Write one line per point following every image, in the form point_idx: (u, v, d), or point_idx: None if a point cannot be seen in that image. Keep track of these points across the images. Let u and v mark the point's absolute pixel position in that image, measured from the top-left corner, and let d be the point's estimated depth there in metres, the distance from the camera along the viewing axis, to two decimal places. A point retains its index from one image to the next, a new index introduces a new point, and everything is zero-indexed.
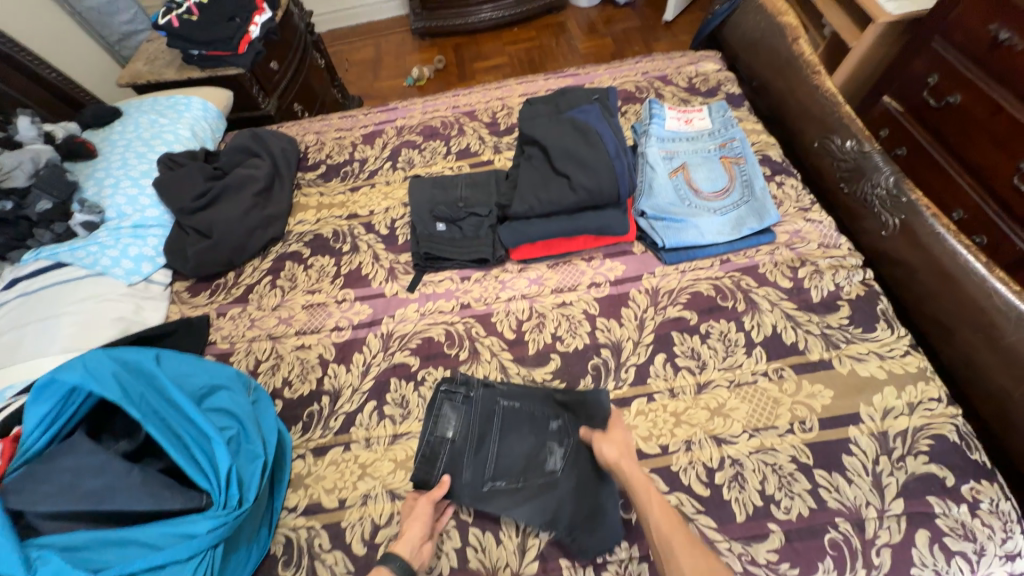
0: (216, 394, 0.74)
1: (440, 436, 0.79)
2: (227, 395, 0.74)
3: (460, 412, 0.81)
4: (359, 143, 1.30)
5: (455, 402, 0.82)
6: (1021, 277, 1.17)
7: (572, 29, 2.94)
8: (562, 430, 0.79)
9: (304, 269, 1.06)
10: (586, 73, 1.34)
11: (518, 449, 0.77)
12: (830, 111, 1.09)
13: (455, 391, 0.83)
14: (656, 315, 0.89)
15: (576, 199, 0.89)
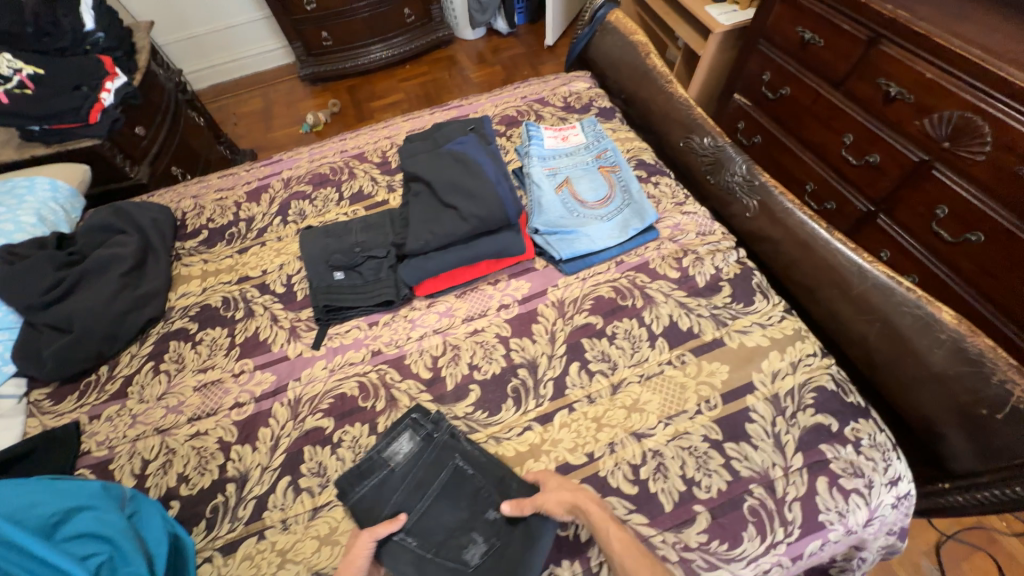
0: (77, 518, 0.63)
1: (387, 461, 0.78)
2: (92, 515, 0.63)
3: (417, 446, 0.80)
4: (244, 201, 1.23)
5: (417, 434, 0.81)
6: (865, 232, 1.37)
7: (463, 60, 3.05)
8: (501, 501, 0.73)
9: (193, 346, 0.97)
10: (469, 103, 1.39)
11: (447, 513, 0.73)
12: (686, 114, 1.22)
13: (422, 424, 0.82)
14: (565, 325, 0.92)
15: (468, 228, 0.90)
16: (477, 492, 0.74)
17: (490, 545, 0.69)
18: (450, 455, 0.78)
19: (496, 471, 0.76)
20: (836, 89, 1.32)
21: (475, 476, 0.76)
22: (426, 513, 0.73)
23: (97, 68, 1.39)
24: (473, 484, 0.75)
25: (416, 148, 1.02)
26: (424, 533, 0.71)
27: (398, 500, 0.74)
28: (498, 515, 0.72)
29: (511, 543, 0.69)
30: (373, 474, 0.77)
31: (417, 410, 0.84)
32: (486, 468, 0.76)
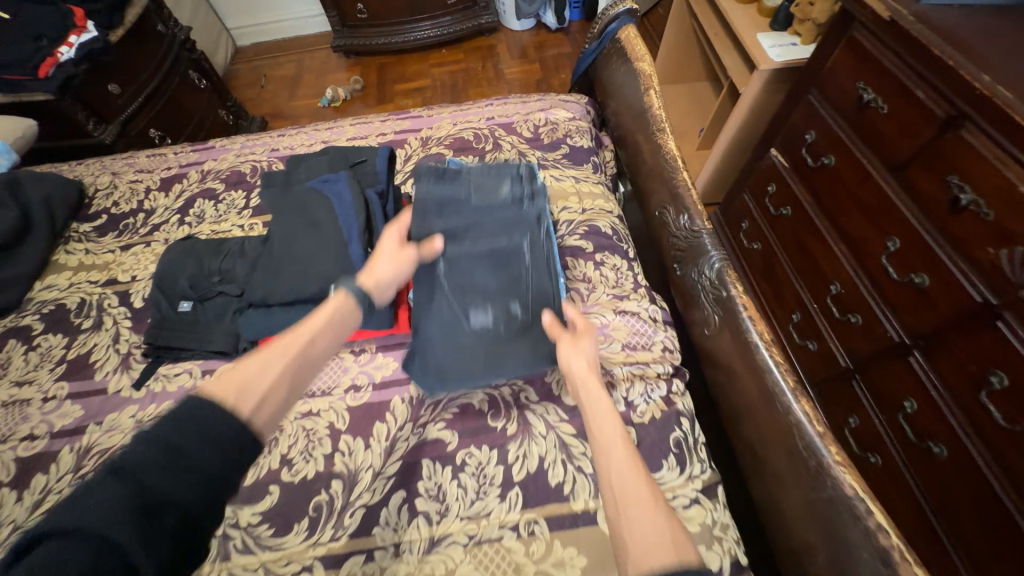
0: None
1: (466, 180, 0.83)
2: None
3: (501, 203, 0.81)
4: (155, 189, 1.12)
5: (513, 198, 0.81)
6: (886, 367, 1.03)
7: (503, 52, 2.82)
8: (525, 306, 0.75)
9: (25, 352, 0.87)
10: (427, 116, 1.19)
11: (484, 269, 0.76)
12: (670, 177, 0.96)
13: (522, 195, 0.82)
14: (412, 435, 0.72)
15: (316, 289, 0.73)
16: (518, 279, 0.76)
17: (495, 327, 0.74)
18: (523, 235, 0.79)
19: (546, 282, 0.77)
20: (892, 174, 0.98)
21: (526, 265, 0.77)
22: (468, 260, 0.77)
23: (66, 21, 1.33)
24: (522, 267, 0.77)
25: (275, 181, 0.86)
26: (450, 267, 0.76)
27: (450, 220, 0.79)
28: (517, 313, 0.74)
29: (507, 338, 0.73)
30: (448, 178, 0.83)
31: (533, 198, 0.82)
32: (542, 274, 0.77)
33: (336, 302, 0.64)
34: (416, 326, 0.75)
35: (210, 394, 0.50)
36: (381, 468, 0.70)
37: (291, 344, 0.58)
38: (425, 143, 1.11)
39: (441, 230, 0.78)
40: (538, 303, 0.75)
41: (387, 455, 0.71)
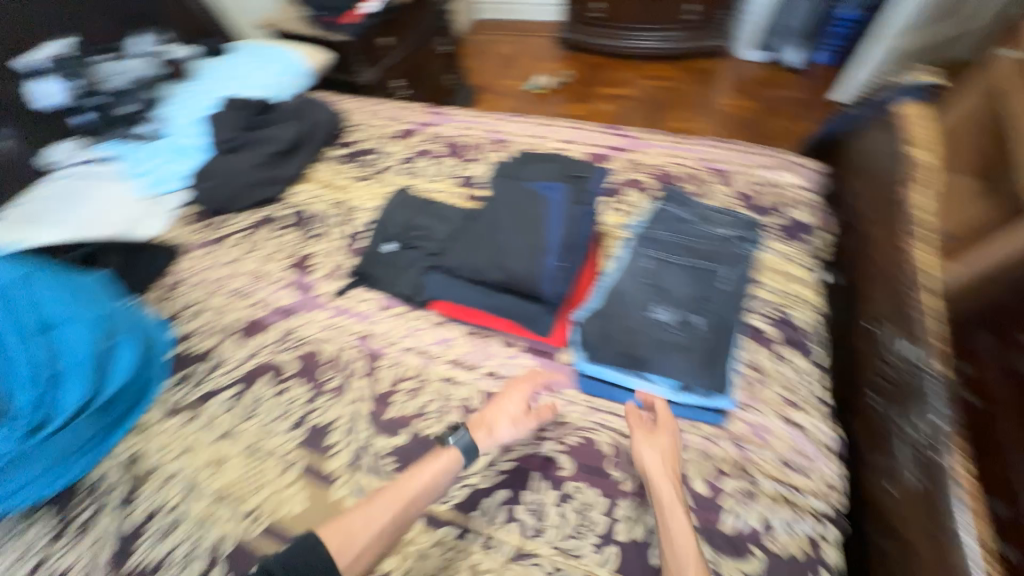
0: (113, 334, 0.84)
1: (695, 210, 0.91)
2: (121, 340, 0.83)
3: (717, 237, 0.86)
4: (392, 137, 1.32)
5: (732, 238, 0.86)
6: None
7: (722, 81, 2.64)
8: (704, 323, 0.76)
9: (273, 237, 1.12)
10: (641, 139, 1.18)
11: (680, 277, 0.80)
12: (907, 293, 0.80)
13: (739, 237, 0.87)
14: (531, 444, 0.75)
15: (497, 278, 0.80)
16: (708, 301, 0.78)
17: (670, 324, 0.75)
18: (725, 264, 0.81)
19: (731, 315, 0.77)
20: None
21: (720, 291, 0.79)
22: (669, 267, 0.81)
23: None
24: (716, 291, 0.79)
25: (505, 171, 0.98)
26: (650, 264, 0.82)
27: (669, 232, 0.86)
28: (695, 325, 0.75)
29: (675, 344, 0.74)
30: (681, 203, 0.93)
31: (749, 244, 0.86)
32: (731, 304, 0.78)
33: (445, 457, 0.71)
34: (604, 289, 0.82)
35: (326, 537, 0.62)
36: (493, 459, 0.74)
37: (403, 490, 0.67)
38: (630, 166, 1.10)
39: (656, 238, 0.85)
40: (718, 328, 0.75)
41: (503, 449, 0.75)
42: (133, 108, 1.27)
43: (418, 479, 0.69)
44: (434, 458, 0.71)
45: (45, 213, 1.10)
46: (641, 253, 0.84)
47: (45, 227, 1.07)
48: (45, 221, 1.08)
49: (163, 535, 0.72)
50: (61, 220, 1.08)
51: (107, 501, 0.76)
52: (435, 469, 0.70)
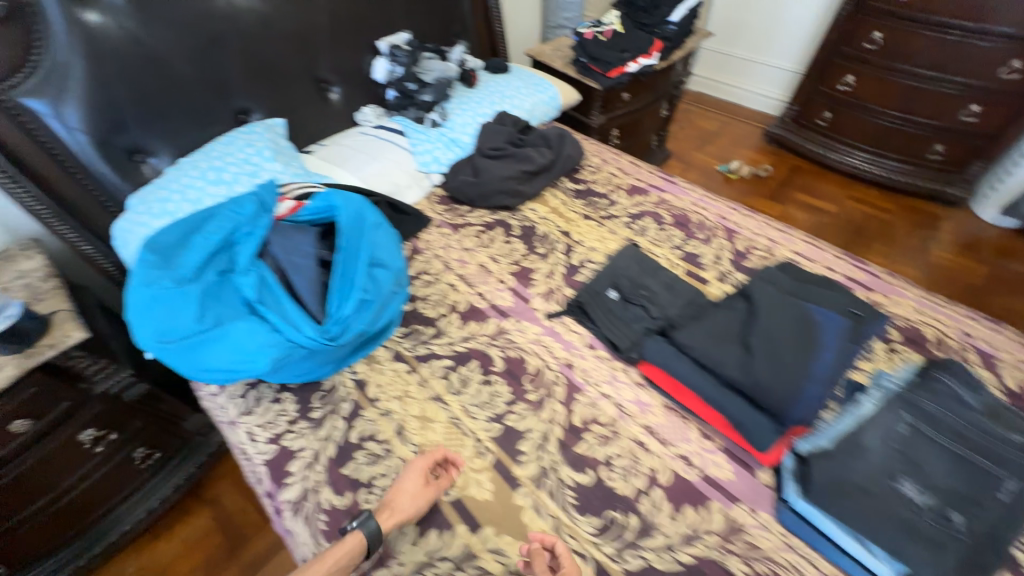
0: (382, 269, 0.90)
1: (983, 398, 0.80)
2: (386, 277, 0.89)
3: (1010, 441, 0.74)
4: (623, 189, 1.41)
5: None
6: None
7: (947, 231, 2.34)
8: (964, 526, 0.67)
9: (503, 241, 1.25)
10: (889, 282, 1.11)
11: (945, 463, 0.72)
12: None
13: None
14: (715, 549, 0.73)
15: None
16: (977, 504, 0.69)
17: (918, 505, 0.69)
18: (1014, 475, 0.71)
19: (1004, 534, 0.67)
20: None
21: (996, 501, 0.69)
22: (934, 446, 0.74)
23: (645, 46, 1.76)
24: (990, 499, 0.69)
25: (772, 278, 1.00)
26: (910, 432, 0.76)
27: (942, 408, 0.78)
28: (952, 522, 0.68)
29: (922, 530, 0.67)
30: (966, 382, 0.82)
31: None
32: (1007, 523, 0.68)
33: (346, 544, 0.68)
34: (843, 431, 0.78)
35: None
36: (672, 544, 0.74)
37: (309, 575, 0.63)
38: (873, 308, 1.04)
39: (924, 408, 0.79)
40: (982, 539, 0.66)
41: (684, 538, 0.74)
42: (429, 99, 1.48)
43: (328, 563, 0.65)
44: (335, 548, 0.67)
45: (347, 160, 1.37)
46: (898, 415, 0.78)
47: (345, 170, 1.33)
48: (345, 166, 1.34)
49: (371, 461, 0.84)
50: (356, 170, 1.33)
51: (336, 409, 0.91)
52: (337, 560, 0.66)
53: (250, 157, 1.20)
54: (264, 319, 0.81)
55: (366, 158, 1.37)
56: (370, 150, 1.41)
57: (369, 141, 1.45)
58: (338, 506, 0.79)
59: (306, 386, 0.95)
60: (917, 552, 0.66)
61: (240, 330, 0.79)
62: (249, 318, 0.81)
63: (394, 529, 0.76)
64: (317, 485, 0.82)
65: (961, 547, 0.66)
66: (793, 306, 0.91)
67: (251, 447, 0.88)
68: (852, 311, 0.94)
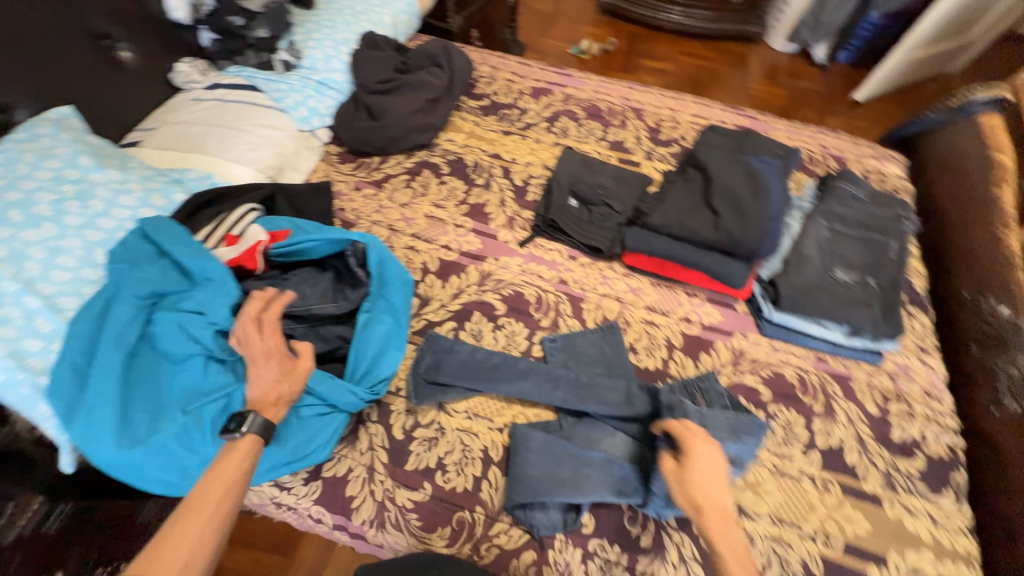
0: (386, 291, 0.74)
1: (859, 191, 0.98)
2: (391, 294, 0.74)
3: (902, 228, 0.95)
4: (527, 93, 1.35)
5: (909, 220, 0.96)
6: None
7: (755, 65, 2.75)
8: (877, 287, 0.90)
9: (438, 183, 1.15)
10: (765, 121, 1.31)
11: (853, 248, 0.93)
12: (1000, 270, 1.02)
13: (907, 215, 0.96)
14: (732, 375, 0.90)
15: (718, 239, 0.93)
16: (882, 265, 0.91)
17: (852, 282, 0.91)
18: (894, 238, 0.93)
19: (898, 276, 0.91)
20: None
21: (891, 258, 0.92)
22: (844, 238, 0.94)
23: None
24: (888, 257, 0.92)
25: (709, 139, 1.07)
26: (832, 235, 0.95)
27: (845, 205, 0.97)
28: (872, 284, 0.90)
29: (857, 297, 0.89)
30: (855, 181, 1.00)
31: (912, 218, 0.95)
32: (900, 266, 0.91)
33: (242, 448, 0.59)
34: (797, 251, 0.94)
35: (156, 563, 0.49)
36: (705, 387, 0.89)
37: (210, 495, 0.54)
38: None
39: (835, 211, 0.96)
40: (891, 288, 0.90)
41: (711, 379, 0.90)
42: (266, 34, 1.16)
43: (231, 474, 0.57)
44: (228, 456, 0.58)
45: (201, 139, 1.05)
46: (819, 223, 0.96)
47: (205, 153, 1.02)
48: (202, 147, 1.03)
49: (430, 445, 0.81)
50: (222, 148, 1.03)
51: (363, 419, 0.83)
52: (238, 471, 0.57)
53: (63, 172, 0.84)
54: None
55: (226, 130, 1.07)
56: (224, 118, 1.09)
57: (213, 106, 1.11)
58: (423, 499, 0.77)
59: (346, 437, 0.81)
60: (863, 313, 0.88)
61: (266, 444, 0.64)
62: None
63: (490, 488, 0.78)
64: (390, 492, 0.77)
65: (880, 302, 0.89)
66: (737, 158, 0.99)
67: (289, 498, 0.77)
68: (777, 149, 1.06)
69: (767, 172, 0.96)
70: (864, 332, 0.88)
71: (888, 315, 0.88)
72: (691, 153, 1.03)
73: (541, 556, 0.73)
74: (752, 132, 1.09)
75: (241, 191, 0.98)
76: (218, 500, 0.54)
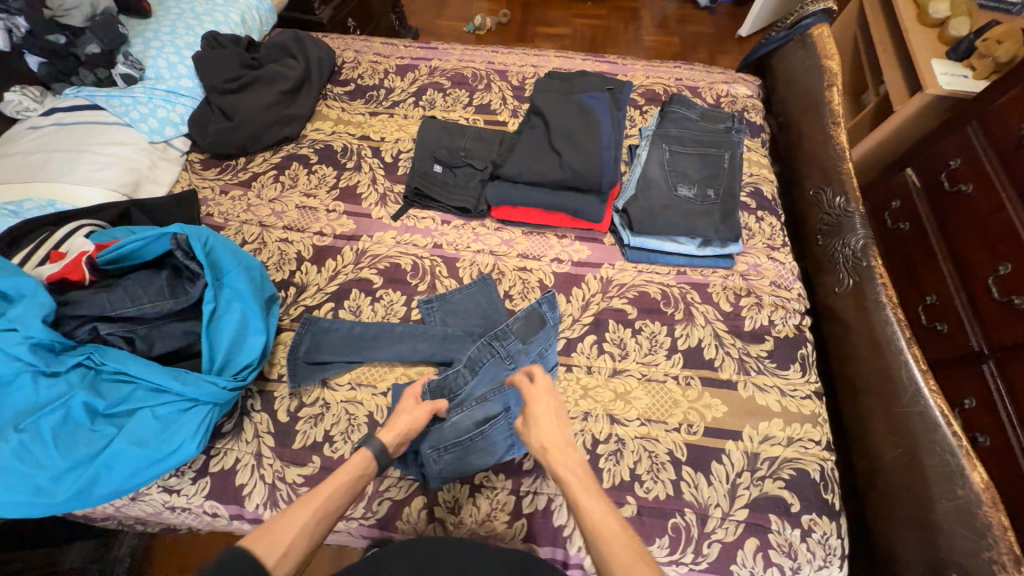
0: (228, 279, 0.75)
1: (688, 114, 1.07)
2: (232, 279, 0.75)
3: (734, 141, 1.04)
4: (392, 72, 1.36)
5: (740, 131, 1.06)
6: (943, 375, 1.09)
7: (645, 17, 2.82)
8: (715, 197, 0.99)
9: (307, 173, 1.15)
10: (623, 64, 1.36)
11: (691, 166, 1.02)
12: (834, 164, 1.11)
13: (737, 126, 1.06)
14: (602, 301, 0.96)
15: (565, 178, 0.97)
16: (716, 177, 1.01)
17: (694, 196, 0.99)
18: (727, 150, 1.03)
19: (733, 183, 1.01)
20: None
21: (725, 169, 1.01)
22: (682, 158, 1.02)
23: None
24: (721, 169, 1.01)
25: (548, 85, 1.10)
26: (672, 158, 1.03)
27: (679, 128, 1.05)
28: (711, 196, 0.99)
29: (699, 210, 0.98)
30: (683, 105, 1.08)
31: (740, 126, 1.06)
32: (734, 175, 1.01)
33: (357, 462, 0.66)
34: (644, 178, 1.02)
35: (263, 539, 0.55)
36: (577, 316, 0.95)
37: (319, 492, 0.60)
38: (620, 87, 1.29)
39: (672, 135, 1.04)
40: (727, 196, 0.99)
41: (582, 308, 0.95)
42: (99, 49, 1.10)
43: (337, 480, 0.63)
44: (343, 469, 0.65)
45: (42, 166, 1.01)
46: (661, 148, 1.04)
47: (48, 180, 0.99)
48: (44, 174, 0.99)
49: (316, 421, 0.83)
50: (65, 172, 1.00)
51: (247, 410, 0.84)
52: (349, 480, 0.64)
53: None
54: (133, 409, 0.68)
55: (69, 153, 1.03)
56: (65, 142, 1.05)
57: (52, 132, 1.06)
58: (312, 472, 0.79)
59: (231, 430, 0.82)
60: (709, 223, 0.96)
61: (119, 446, 0.65)
62: (111, 426, 0.66)
63: None
64: (279, 471, 0.79)
65: (720, 210, 0.97)
66: (570, 98, 1.04)
67: (180, 498, 0.78)
68: (609, 84, 1.11)
69: (598, 107, 1.02)
70: (711, 240, 0.97)
71: (729, 221, 0.97)
72: (529, 102, 1.06)
73: (430, 498, 0.78)
74: (583, 73, 1.14)
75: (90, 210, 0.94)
76: (319, 498, 0.60)
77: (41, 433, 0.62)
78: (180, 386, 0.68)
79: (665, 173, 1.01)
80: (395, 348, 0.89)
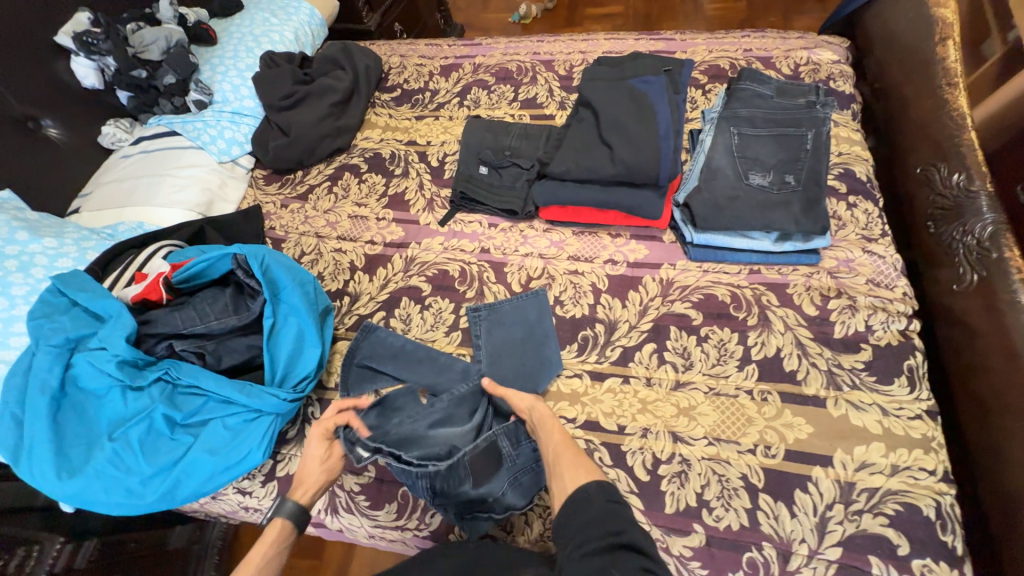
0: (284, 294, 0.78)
1: (760, 90, 0.94)
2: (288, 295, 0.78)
3: (817, 119, 0.89)
4: (437, 74, 1.34)
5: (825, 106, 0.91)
6: None
7: None
8: (796, 184, 0.86)
9: (358, 183, 1.17)
10: (682, 39, 1.23)
11: (765, 150, 0.90)
12: (950, 134, 0.93)
13: (823, 101, 0.91)
14: (662, 306, 0.88)
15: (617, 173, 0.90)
16: (795, 160, 0.88)
17: (770, 184, 0.87)
18: (809, 128, 0.89)
19: (819, 168, 0.86)
20: None
21: (807, 151, 0.88)
22: (754, 141, 0.91)
23: None
24: (801, 151, 0.88)
25: (597, 73, 1.02)
26: (743, 141, 0.91)
27: (749, 107, 0.93)
28: (791, 182, 0.86)
29: (777, 198, 0.86)
30: (753, 79, 0.96)
31: (826, 100, 0.91)
32: (818, 157, 0.87)
33: (273, 532, 0.66)
34: (708, 167, 0.91)
35: None
36: (634, 323, 0.87)
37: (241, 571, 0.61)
38: None
39: (742, 116, 0.93)
40: (810, 181, 0.86)
41: (640, 314, 0.88)
42: (174, 79, 1.20)
43: (256, 553, 0.63)
44: (260, 542, 0.65)
45: (132, 192, 1.12)
46: (729, 131, 0.93)
47: (137, 204, 1.09)
48: (134, 200, 1.10)
49: None
50: (150, 196, 1.10)
51: (308, 417, 0.87)
52: (265, 554, 0.64)
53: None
54: (205, 419, 0.73)
55: (153, 179, 1.13)
56: (150, 168, 1.15)
57: (140, 159, 1.17)
58: (368, 480, 0.81)
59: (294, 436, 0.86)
60: (787, 214, 0.84)
61: (194, 453, 0.69)
62: (188, 435, 0.72)
63: None
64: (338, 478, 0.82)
65: (801, 198, 0.85)
66: (620, 83, 0.96)
67: (253, 499, 0.83)
68: (666, 64, 1.02)
69: (652, 92, 0.93)
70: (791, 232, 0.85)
71: (814, 211, 0.84)
72: (577, 92, 0.99)
73: None
74: (635, 56, 1.06)
75: (171, 231, 1.02)
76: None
77: (131, 441, 0.69)
78: (244, 398, 0.72)
79: (734, 159, 0.90)
80: (436, 377, 0.86)
